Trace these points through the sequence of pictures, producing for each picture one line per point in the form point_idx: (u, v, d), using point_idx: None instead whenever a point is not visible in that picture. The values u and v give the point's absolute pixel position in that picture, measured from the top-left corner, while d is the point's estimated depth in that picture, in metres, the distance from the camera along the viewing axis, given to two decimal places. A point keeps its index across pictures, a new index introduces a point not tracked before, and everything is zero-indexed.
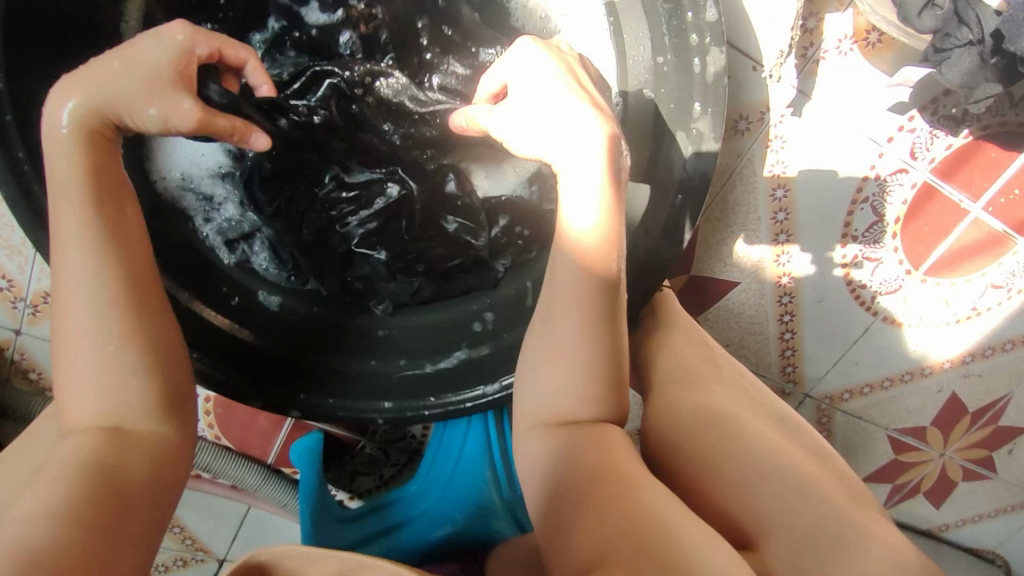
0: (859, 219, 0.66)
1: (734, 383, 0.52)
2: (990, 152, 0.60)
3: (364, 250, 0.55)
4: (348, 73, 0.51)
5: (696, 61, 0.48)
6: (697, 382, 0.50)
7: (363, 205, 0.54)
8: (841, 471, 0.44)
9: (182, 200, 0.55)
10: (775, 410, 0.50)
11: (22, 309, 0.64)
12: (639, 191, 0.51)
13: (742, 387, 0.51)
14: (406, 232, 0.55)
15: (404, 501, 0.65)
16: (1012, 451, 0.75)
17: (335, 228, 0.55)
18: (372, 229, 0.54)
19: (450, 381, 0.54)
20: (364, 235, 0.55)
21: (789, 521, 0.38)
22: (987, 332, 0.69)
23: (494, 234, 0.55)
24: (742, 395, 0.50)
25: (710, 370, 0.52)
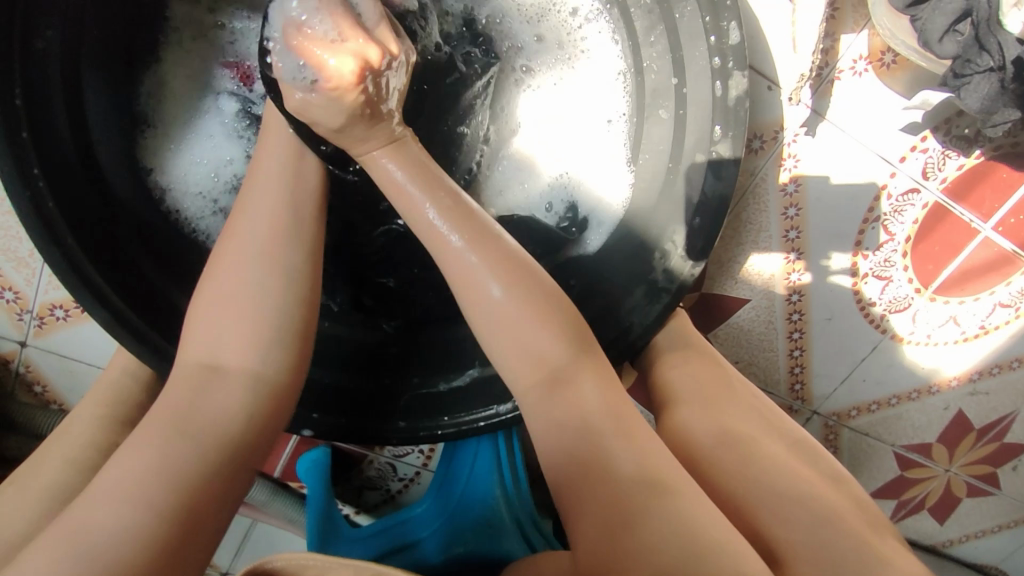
0: (870, 237, 0.66)
1: (750, 404, 0.51)
2: (1001, 173, 0.61)
3: (378, 273, 0.58)
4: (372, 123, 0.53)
5: (718, 84, 0.48)
6: (715, 403, 0.50)
7: (368, 236, 0.58)
8: (860, 498, 0.44)
9: (186, 205, 0.54)
10: (790, 432, 0.49)
11: (28, 322, 0.63)
12: (658, 211, 0.51)
13: (757, 409, 0.51)
14: (419, 262, 0.58)
15: (408, 524, 0.64)
16: (1017, 467, 0.76)
17: (343, 252, 0.57)
18: (378, 256, 0.58)
19: (463, 400, 0.54)
20: (373, 262, 0.58)
21: (815, 553, 0.37)
22: (994, 349, 0.70)
23: None
24: (757, 417, 0.50)
25: (725, 389, 0.52)
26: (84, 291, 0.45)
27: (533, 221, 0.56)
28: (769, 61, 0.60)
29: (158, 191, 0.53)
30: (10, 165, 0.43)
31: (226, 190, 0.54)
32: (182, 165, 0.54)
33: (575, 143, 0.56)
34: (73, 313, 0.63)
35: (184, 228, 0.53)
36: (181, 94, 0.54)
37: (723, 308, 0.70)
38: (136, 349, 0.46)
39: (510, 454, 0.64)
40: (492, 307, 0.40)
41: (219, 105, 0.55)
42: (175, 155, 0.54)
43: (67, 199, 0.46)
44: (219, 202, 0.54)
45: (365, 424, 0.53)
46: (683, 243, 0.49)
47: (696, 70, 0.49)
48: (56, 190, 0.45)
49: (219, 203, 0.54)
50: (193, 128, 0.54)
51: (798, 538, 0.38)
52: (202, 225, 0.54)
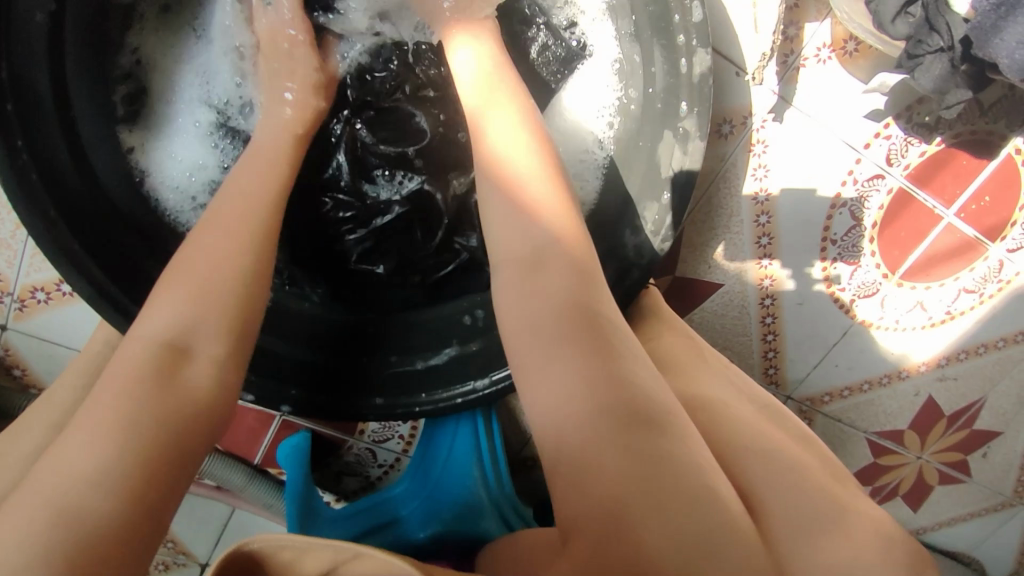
0: (839, 223, 0.68)
1: (721, 372, 0.53)
2: (962, 160, 0.65)
3: (366, 265, 0.59)
4: (414, 122, 0.58)
5: (683, 61, 0.49)
6: (690, 370, 0.52)
7: (361, 224, 0.58)
8: (824, 454, 0.45)
9: (168, 202, 0.55)
10: (759, 398, 0.51)
11: (9, 305, 0.63)
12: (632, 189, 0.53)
13: (729, 378, 0.53)
14: (406, 253, 0.59)
15: (388, 503, 0.65)
16: (986, 454, 0.78)
17: (335, 245, 0.59)
18: (369, 245, 0.59)
19: (440, 377, 0.55)
20: (363, 251, 0.59)
21: (786, 507, 0.38)
22: (960, 336, 0.73)
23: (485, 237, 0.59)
24: (729, 384, 0.51)
25: (697, 359, 0.53)
26: (65, 264, 0.46)
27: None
28: (736, 48, 0.63)
29: (141, 181, 0.55)
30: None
31: (207, 189, 0.56)
32: (164, 162, 0.56)
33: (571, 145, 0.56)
34: (55, 296, 0.63)
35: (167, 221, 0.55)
36: (150, 97, 0.56)
37: (696, 292, 0.71)
38: (115, 320, 0.47)
39: (489, 438, 0.65)
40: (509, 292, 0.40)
41: (195, 106, 0.57)
42: (158, 153, 0.56)
43: (50, 172, 0.46)
44: (198, 198, 0.56)
45: (347, 401, 0.54)
46: (655, 217, 0.51)
47: (661, 51, 0.51)
48: (40, 164, 0.46)
49: (198, 199, 0.56)
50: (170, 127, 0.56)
51: (769, 494, 0.40)
52: (183, 216, 0.55)
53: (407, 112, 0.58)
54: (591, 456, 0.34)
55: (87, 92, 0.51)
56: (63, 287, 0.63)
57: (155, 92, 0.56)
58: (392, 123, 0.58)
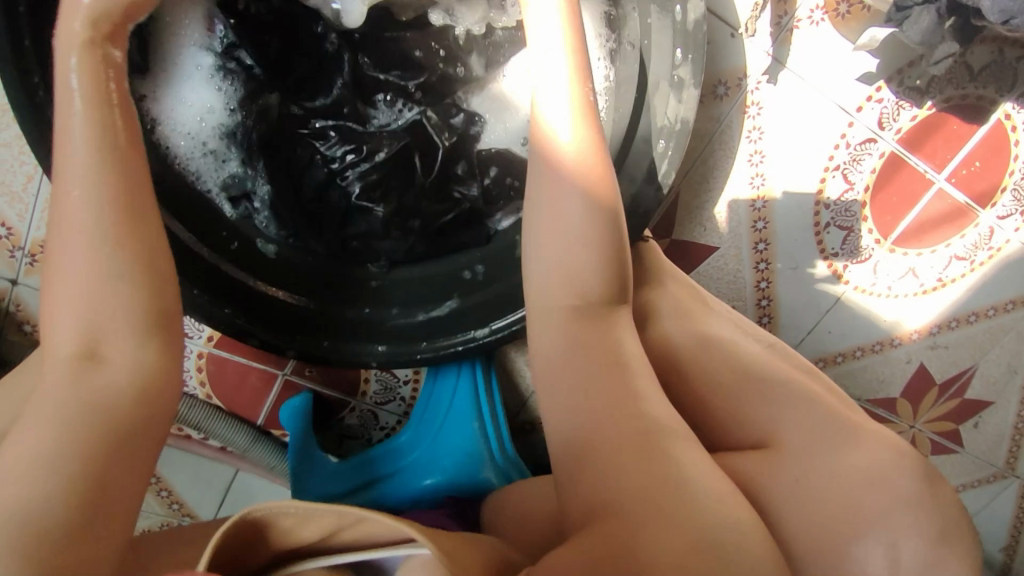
0: (832, 186, 0.69)
1: (726, 320, 0.54)
2: (953, 125, 0.66)
3: (364, 205, 0.55)
4: (420, 53, 0.53)
5: (677, 7, 0.51)
6: (691, 315, 0.53)
7: (363, 158, 0.54)
8: (820, 381, 0.48)
9: (176, 149, 0.52)
10: (764, 337, 0.53)
11: (20, 259, 0.65)
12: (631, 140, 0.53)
13: (731, 321, 0.54)
14: (408, 197, 0.55)
15: (389, 454, 0.66)
16: (978, 424, 0.79)
17: (334, 181, 0.55)
18: (371, 182, 0.54)
19: (440, 327, 0.57)
20: (364, 190, 0.54)
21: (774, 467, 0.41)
22: (952, 302, 0.74)
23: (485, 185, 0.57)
24: (731, 325, 0.53)
25: (702, 307, 0.54)
26: None
27: (510, 156, 0.56)
28: (730, 8, 0.64)
29: (148, 125, 0.50)
30: (12, 73, 0.45)
31: (215, 135, 0.52)
32: (170, 101, 0.51)
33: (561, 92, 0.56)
34: None
35: (175, 170, 0.52)
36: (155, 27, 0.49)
37: (693, 255, 0.72)
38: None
39: (489, 392, 0.65)
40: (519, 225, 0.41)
41: (198, 39, 0.50)
42: (163, 92, 0.51)
43: None
44: (209, 144, 0.52)
45: (346, 348, 0.55)
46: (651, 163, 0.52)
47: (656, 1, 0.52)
48: None
49: (209, 145, 0.52)
50: (174, 62, 0.50)
51: None
52: (191, 165, 0.53)
53: (409, 44, 0.53)
54: (584, 427, 0.37)
55: None
56: None
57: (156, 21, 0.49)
58: (397, 53, 0.53)
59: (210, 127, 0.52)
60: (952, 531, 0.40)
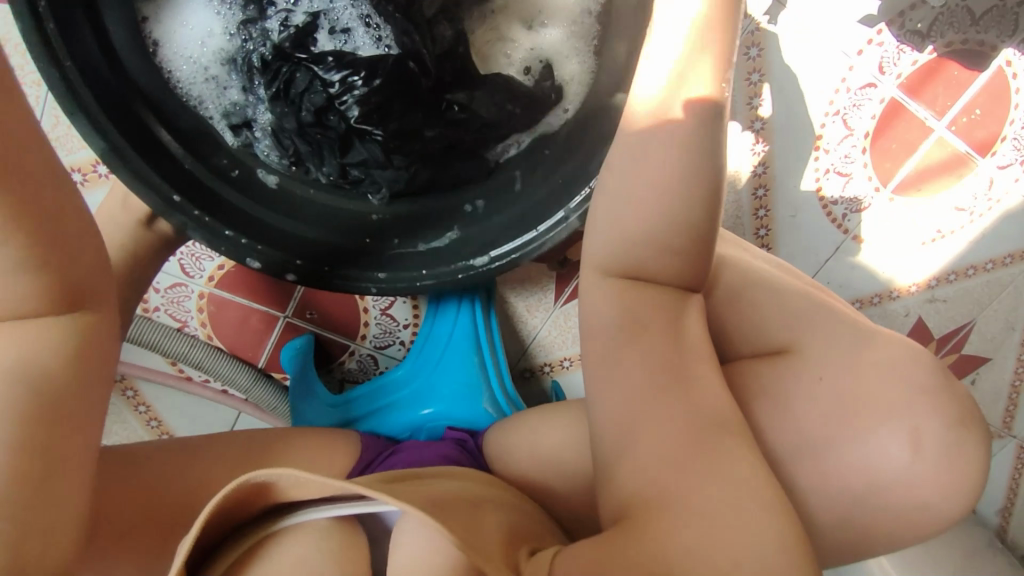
0: (831, 132, 0.69)
1: (737, 247, 0.54)
2: (952, 70, 0.66)
3: (362, 127, 0.53)
4: None
5: None
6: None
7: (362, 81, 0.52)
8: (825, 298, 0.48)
9: (180, 73, 0.53)
10: (774, 264, 0.53)
11: None
12: None
13: (740, 248, 0.54)
14: (411, 118, 0.54)
15: (384, 387, 0.66)
16: (975, 381, 0.79)
17: (334, 106, 0.53)
18: (372, 105, 0.52)
19: (439, 257, 0.58)
20: (364, 113, 0.52)
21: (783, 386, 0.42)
22: (952, 255, 0.74)
23: (488, 109, 0.55)
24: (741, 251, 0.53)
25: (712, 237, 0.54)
26: (78, 115, 0.47)
27: (512, 82, 0.55)
28: None
29: (152, 46, 0.52)
30: None
31: (217, 61, 0.54)
32: (174, 28, 0.52)
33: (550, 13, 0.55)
34: (91, 176, 0.69)
35: (179, 95, 0.54)
36: None
37: None
38: (116, 170, 0.49)
39: (488, 328, 0.66)
40: None
41: None
42: (169, 18, 0.52)
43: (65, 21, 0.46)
44: (211, 70, 0.54)
45: (347, 274, 0.56)
46: None
47: None
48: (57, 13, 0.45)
49: (211, 71, 0.54)
50: None
51: None
52: (194, 91, 0.54)
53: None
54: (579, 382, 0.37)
55: None
56: (99, 169, 0.69)
57: None
58: None
59: (212, 55, 0.54)
60: (956, 452, 0.40)
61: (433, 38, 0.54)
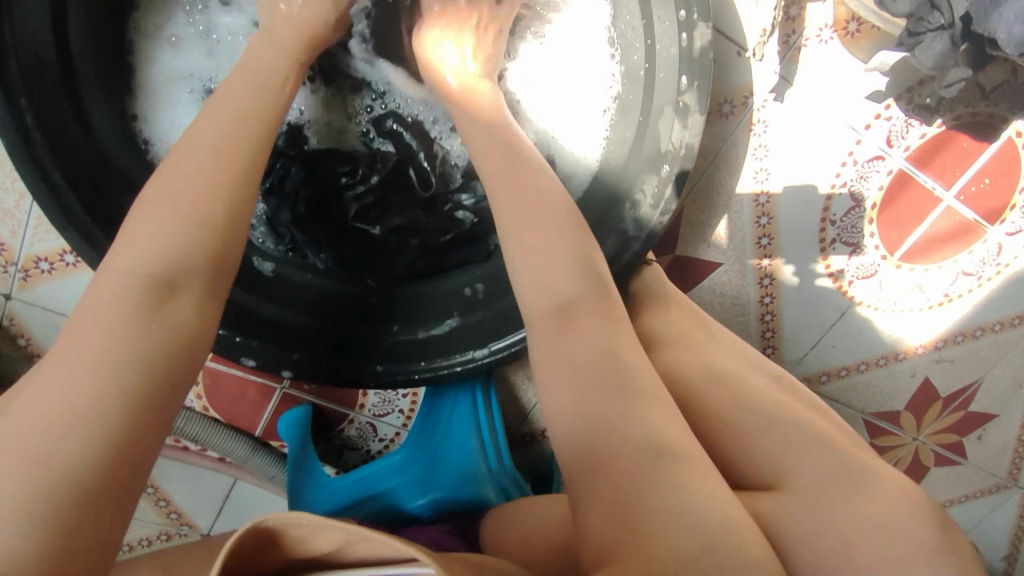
0: (838, 204, 0.68)
1: (732, 347, 0.52)
2: (962, 142, 0.65)
3: (361, 224, 0.59)
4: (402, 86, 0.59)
5: (684, 35, 0.50)
6: (695, 345, 0.51)
7: (361, 180, 0.59)
8: (814, 402, 0.48)
9: None
10: (768, 368, 0.51)
11: (13, 275, 0.63)
12: (648, 179, 0.52)
13: (735, 350, 0.52)
14: (410, 215, 0.60)
15: (382, 472, 0.65)
16: (982, 436, 0.78)
17: (335, 199, 0.59)
18: (369, 202, 0.59)
19: (440, 347, 0.57)
20: (362, 208, 0.59)
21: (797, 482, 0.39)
22: (958, 319, 0.73)
23: (480, 205, 0.59)
24: (737, 355, 0.51)
25: (705, 336, 0.52)
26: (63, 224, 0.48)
27: None
28: (738, 27, 0.63)
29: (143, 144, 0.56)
30: None
31: None
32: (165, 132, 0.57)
33: (562, 116, 0.58)
34: (59, 266, 0.63)
35: None
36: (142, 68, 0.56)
37: (698, 271, 0.72)
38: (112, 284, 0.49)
39: (488, 412, 0.66)
40: (532, 259, 0.41)
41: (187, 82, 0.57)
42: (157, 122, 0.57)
43: (49, 131, 0.48)
44: None
45: (346, 368, 0.55)
46: (653, 191, 0.51)
47: (663, 28, 0.51)
48: (42, 123, 0.48)
49: None
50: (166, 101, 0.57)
51: None
52: None
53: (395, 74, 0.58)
54: None
55: (85, 52, 0.52)
56: (67, 257, 0.63)
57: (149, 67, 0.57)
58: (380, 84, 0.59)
59: None
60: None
61: (425, 144, 0.59)
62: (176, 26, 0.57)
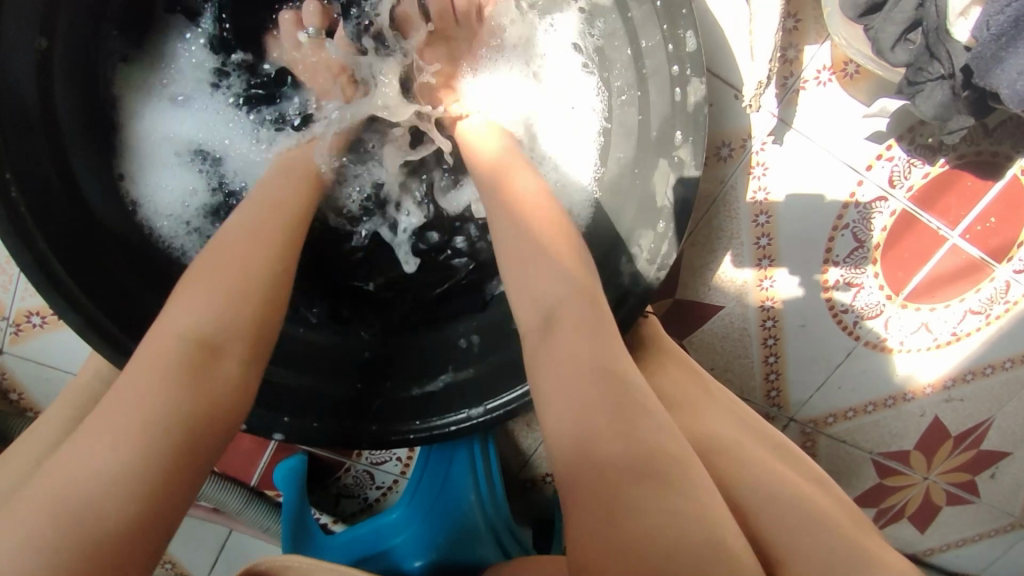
0: (841, 244, 0.67)
1: (728, 407, 0.51)
2: (967, 181, 0.64)
3: (356, 282, 0.62)
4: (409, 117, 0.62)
5: (678, 90, 0.49)
6: (695, 408, 0.49)
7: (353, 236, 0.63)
8: (813, 473, 0.46)
9: (159, 227, 0.56)
10: (766, 434, 0.49)
11: (3, 329, 0.61)
12: (643, 233, 0.51)
13: (734, 413, 0.50)
14: (404, 268, 0.63)
15: (381, 530, 0.63)
16: (994, 475, 0.76)
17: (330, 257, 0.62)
18: (362, 258, 0.63)
19: (436, 405, 0.55)
20: (357, 264, 0.63)
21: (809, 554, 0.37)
22: (967, 356, 0.71)
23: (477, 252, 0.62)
24: (733, 418, 0.49)
25: (701, 395, 0.51)
26: (54, 294, 0.45)
27: None
28: (735, 71, 0.61)
29: (132, 203, 0.55)
30: None
31: (199, 215, 0.59)
32: (154, 191, 0.57)
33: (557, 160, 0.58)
34: (50, 320, 0.61)
35: (163, 248, 0.56)
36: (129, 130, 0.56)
37: (698, 313, 0.70)
38: (108, 354, 0.47)
39: (487, 465, 0.64)
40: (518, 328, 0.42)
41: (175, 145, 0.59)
42: (145, 181, 0.56)
43: (34, 195, 0.45)
44: (193, 224, 0.58)
45: (341, 431, 0.53)
46: (649, 246, 0.50)
47: (658, 80, 0.51)
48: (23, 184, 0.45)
49: (193, 224, 0.58)
50: (151, 161, 0.57)
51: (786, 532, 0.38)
52: (177, 243, 0.57)
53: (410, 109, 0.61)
54: None
55: (71, 111, 0.50)
56: None
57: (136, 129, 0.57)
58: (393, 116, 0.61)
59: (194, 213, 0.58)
60: None
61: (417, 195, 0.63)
62: (172, 92, 0.59)
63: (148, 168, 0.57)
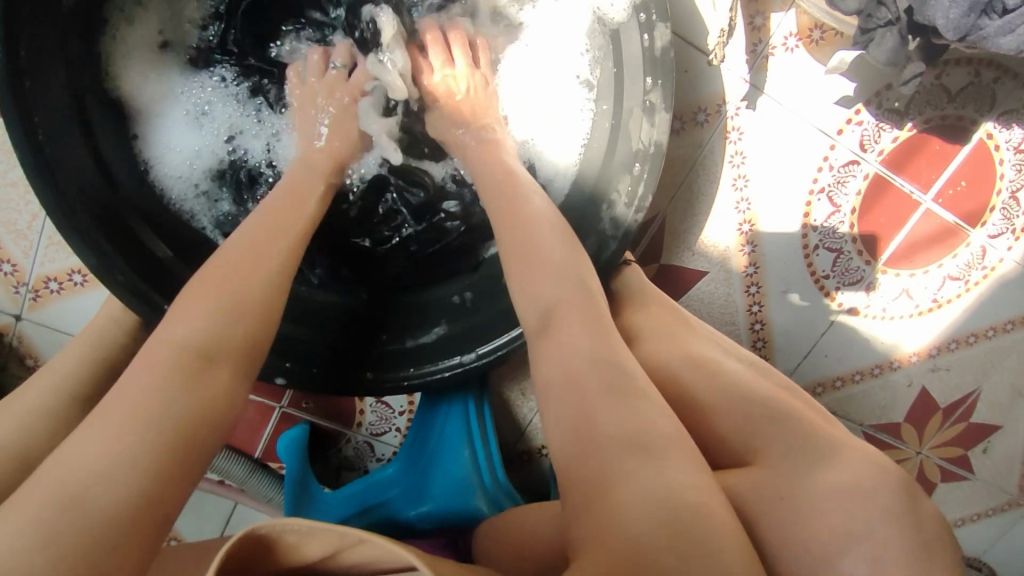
0: (818, 209, 0.70)
1: (707, 342, 0.53)
2: (934, 144, 0.67)
3: (356, 238, 0.63)
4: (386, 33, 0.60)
5: (645, 37, 0.53)
6: (673, 343, 0.51)
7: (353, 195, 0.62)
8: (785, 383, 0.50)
9: (169, 189, 0.59)
10: (747, 357, 0.52)
11: (24, 295, 0.66)
12: (622, 176, 0.55)
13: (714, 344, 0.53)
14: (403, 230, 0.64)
15: (378, 485, 0.65)
16: (987, 449, 0.74)
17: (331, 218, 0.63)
18: (359, 215, 0.63)
19: (429, 352, 0.58)
20: (354, 222, 0.63)
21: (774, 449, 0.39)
22: (951, 323, 0.72)
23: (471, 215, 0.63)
24: (714, 346, 0.52)
25: (682, 328, 0.53)
26: (73, 233, 0.48)
27: None
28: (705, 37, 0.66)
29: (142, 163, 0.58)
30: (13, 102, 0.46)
31: (206, 176, 0.60)
32: (162, 151, 0.59)
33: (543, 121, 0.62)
34: (67, 286, 0.65)
35: (172, 209, 0.59)
36: (136, 93, 0.58)
37: (683, 279, 0.72)
38: (119, 290, 0.50)
39: (481, 423, 0.66)
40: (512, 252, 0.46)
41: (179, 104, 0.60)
42: (152, 143, 0.59)
43: (54, 133, 0.49)
44: (200, 185, 0.60)
45: (339, 374, 0.56)
46: (628, 189, 0.54)
47: (630, 34, 0.55)
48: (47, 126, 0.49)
49: (200, 186, 0.60)
50: (157, 121, 0.59)
51: None
52: (187, 206, 0.60)
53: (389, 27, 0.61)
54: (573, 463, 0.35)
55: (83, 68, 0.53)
56: (75, 277, 0.65)
57: (143, 89, 0.58)
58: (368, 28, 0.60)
59: (200, 174, 0.60)
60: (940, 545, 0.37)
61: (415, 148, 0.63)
62: (177, 49, 0.59)
63: (155, 130, 0.59)
